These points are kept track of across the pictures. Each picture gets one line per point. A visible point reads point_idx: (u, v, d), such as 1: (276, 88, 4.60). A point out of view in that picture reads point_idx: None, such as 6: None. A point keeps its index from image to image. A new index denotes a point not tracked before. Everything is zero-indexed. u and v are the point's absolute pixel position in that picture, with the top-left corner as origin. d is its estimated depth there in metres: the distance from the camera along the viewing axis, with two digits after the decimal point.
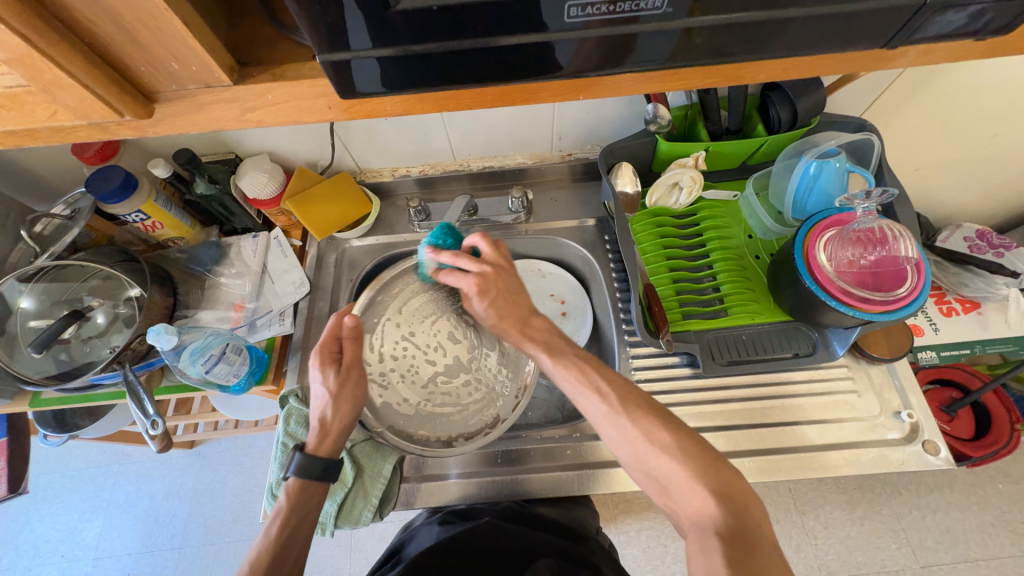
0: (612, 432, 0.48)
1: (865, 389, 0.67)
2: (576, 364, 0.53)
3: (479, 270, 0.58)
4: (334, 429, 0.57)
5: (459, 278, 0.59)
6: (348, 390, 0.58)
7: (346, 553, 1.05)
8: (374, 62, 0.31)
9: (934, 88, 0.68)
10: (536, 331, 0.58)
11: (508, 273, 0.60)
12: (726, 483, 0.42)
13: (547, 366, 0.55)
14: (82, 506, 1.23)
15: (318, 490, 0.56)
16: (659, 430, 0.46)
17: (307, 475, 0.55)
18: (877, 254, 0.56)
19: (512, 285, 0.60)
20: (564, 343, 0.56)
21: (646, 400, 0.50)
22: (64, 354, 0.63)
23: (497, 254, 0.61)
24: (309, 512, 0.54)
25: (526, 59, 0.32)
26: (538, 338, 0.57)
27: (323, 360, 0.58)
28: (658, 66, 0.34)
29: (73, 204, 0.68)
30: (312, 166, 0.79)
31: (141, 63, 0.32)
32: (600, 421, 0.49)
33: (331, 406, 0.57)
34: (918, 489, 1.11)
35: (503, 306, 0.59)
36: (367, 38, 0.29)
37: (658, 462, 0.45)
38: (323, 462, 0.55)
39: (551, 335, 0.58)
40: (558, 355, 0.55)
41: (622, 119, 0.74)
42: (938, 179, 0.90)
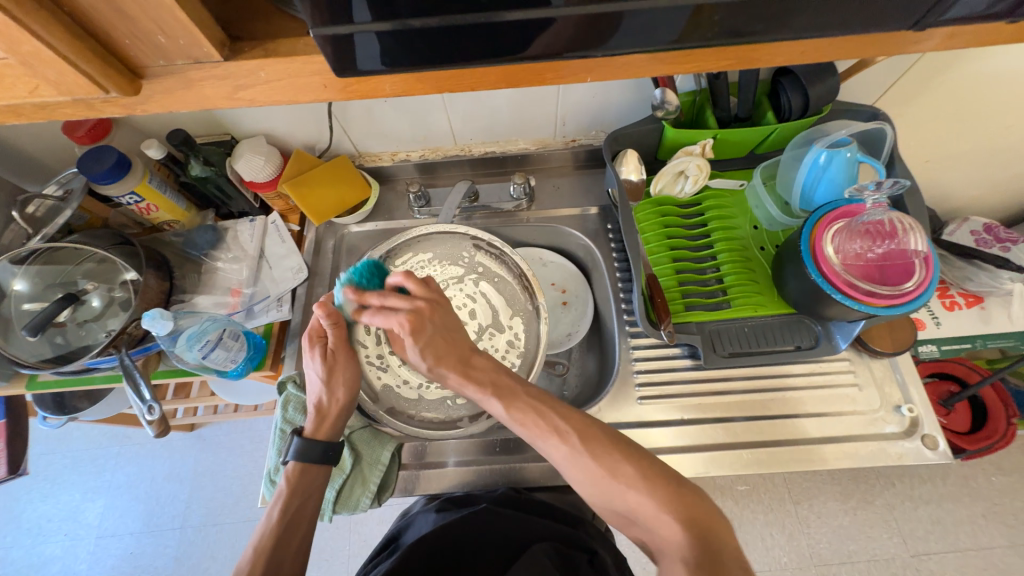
0: (575, 472, 0.47)
1: (866, 383, 0.67)
2: (531, 407, 0.51)
3: (410, 308, 0.55)
4: (332, 413, 0.58)
5: (389, 318, 0.55)
6: (340, 372, 0.58)
7: (345, 535, 1.06)
8: (371, 37, 0.29)
9: (951, 75, 0.66)
10: (478, 375, 0.55)
11: (444, 310, 0.58)
12: (694, 509, 0.43)
13: (500, 413, 0.52)
14: (83, 486, 1.24)
15: (319, 472, 0.56)
16: (624, 464, 0.46)
17: (307, 458, 0.55)
18: (886, 246, 0.55)
19: (448, 323, 0.57)
20: (512, 382, 0.54)
21: (608, 433, 0.49)
22: (60, 338, 0.63)
23: (427, 290, 0.58)
24: (310, 496, 0.54)
25: (532, 35, 0.30)
26: (484, 381, 0.54)
27: (312, 346, 0.58)
28: (670, 45, 0.32)
29: (65, 184, 0.67)
30: (310, 149, 0.78)
31: (125, 36, 0.30)
32: (560, 461, 0.48)
33: (325, 391, 0.57)
34: (912, 480, 1.12)
35: (440, 348, 0.55)
36: (365, 11, 0.28)
37: (625, 496, 0.45)
38: (323, 446, 0.56)
39: (497, 375, 0.55)
40: (510, 399, 0.52)
41: (628, 104, 0.72)
42: (948, 171, 0.89)
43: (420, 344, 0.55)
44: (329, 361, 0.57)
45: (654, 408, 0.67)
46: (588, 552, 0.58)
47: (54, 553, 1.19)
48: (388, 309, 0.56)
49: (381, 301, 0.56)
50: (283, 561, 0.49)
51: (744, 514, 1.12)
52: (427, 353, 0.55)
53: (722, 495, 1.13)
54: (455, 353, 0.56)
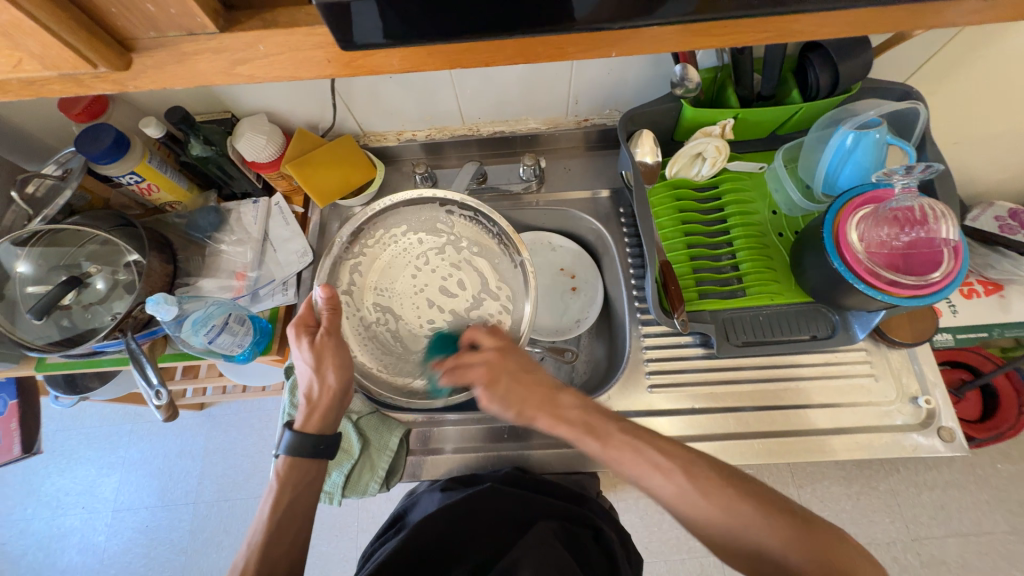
0: (687, 510, 0.45)
1: (883, 374, 0.66)
2: (628, 443, 0.48)
3: (486, 359, 0.55)
4: (321, 406, 0.55)
5: (468, 373, 0.55)
6: (329, 360, 0.54)
7: (354, 512, 1.09)
8: (370, 3, 0.26)
9: (990, 51, 0.62)
10: (565, 412, 0.52)
11: (516, 354, 0.56)
12: (820, 545, 0.42)
13: (595, 451, 0.50)
14: (99, 462, 1.27)
15: (311, 466, 0.55)
16: (740, 503, 0.44)
17: (298, 454, 0.54)
18: (914, 234, 0.53)
19: (523, 365, 0.55)
20: (605, 420, 0.51)
21: (716, 466, 0.47)
22: (67, 321, 0.63)
23: (497, 338, 0.57)
24: (304, 489, 0.54)
25: (548, 7, 0.28)
26: (574, 420, 0.51)
27: (299, 331, 0.55)
28: (698, 16, 0.30)
29: (65, 164, 0.65)
30: (313, 128, 0.75)
31: (111, 4, 0.28)
32: (671, 499, 0.46)
33: (316, 381, 0.54)
34: (918, 467, 1.11)
35: (518, 393, 0.53)
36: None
37: (746, 538, 0.43)
38: (314, 439, 0.54)
39: (586, 412, 0.52)
40: (606, 438, 0.50)
41: (644, 82, 0.68)
42: (977, 154, 0.85)
43: (498, 394, 0.53)
44: (316, 347, 0.54)
45: (665, 397, 0.66)
46: (593, 528, 0.59)
47: (73, 525, 1.23)
48: (463, 368, 0.56)
49: (456, 365, 0.55)
50: (280, 554, 0.51)
51: None
52: (507, 399, 0.53)
53: None
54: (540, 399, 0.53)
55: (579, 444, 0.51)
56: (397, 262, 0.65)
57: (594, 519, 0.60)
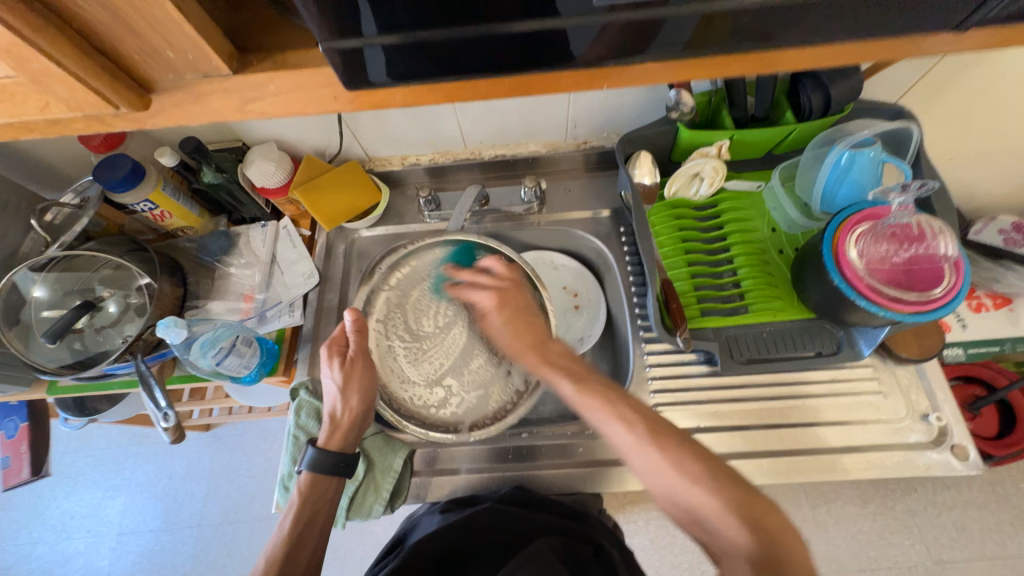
0: (639, 462, 0.46)
1: (891, 391, 0.65)
2: (601, 393, 0.49)
3: (495, 287, 0.61)
4: (346, 423, 0.57)
5: (479, 294, 0.61)
6: (356, 379, 0.57)
7: (358, 535, 1.07)
8: (380, 51, 0.29)
9: (979, 70, 0.63)
10: (553, 356, 0.55)
11: (524, 289, 0.62)
12: (754, 512, 0.40)
13: (568, 394, 0.51)
14: (104, 484, 1.27)
15: (330, 483, 0.56)
16: (688, 459, 0.44)
17: (318, 470, 0.55)
18: (913, 251, 0.53)
19: (530, 304, 0.61)
20: (587, 369, 0.53)
21: (670, 427, 0.47)
22: (79, 344, 0.64)
23: (512, 272, 0.63)
24: (321, 507, 0.54)
25: (543, 45, 0.30)
26: (559, 365, 0.54)
27: (332, 351, 0.58)
28: (685, 53, 0.31)
29: (82, 192, 0.67)
30: (321, 154, 0.78)
31: (134, 51, 0.30)
32: (626, 447, 0.47)
33: (343, 400, 0.56)
34: (935, 486, 1.08)
35: (526, 319, 0.59)
36: (374, 23, 0.27)
37: (689, 494, 0.43)
38: (338, 457, 0.55)
39: (573, 361, 0.55)
40: (583, 382, 0.51)
41: (641, 105, 0.70)
42: (976, 169, 0.85)
43: (506, 317, 0.59)
44: (348, 366, 0.57)
45: (672, 416, 0.65)
46: (594, 545, 0.57)
47: (78, 549, 1.22)
48: (474, 287, 0.62)
49: (471, 278, 0.62)
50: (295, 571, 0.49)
51: None
52: (507, 328, 0.58)
53: None
54: (553, 344, 0.56)
55: (556, 386, 0.53)
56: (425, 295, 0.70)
57: (595, 536, 0.59)
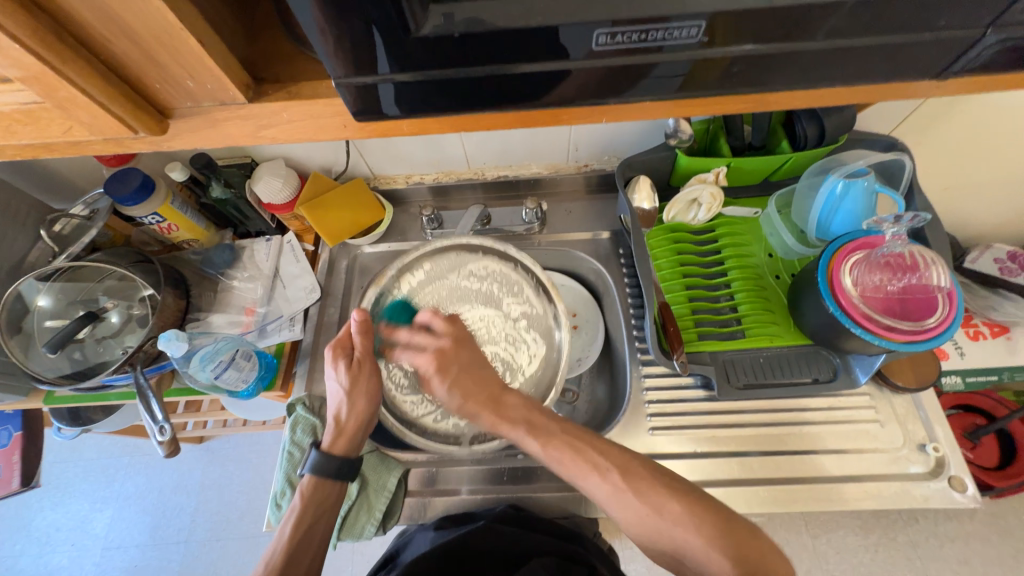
0: (619, 511, 0.46)
1: (888, 420, 0.65)
2: (568, 443, 0.49)
3: (435, 347, 0.57)
4: (349, 427, 0.56)
5: (418, 357, 0.57)
6: (360, 383, 0.56)
7: (349, 555, 1.05)
8: (392, 87, 0.30)
9: (970, 106, 0.65)
10: (510, 412, 0.53)
11: (468, 347, 0.58)
12: (749, 548, 0.41)
13: (534, 450, 0.51)
14: (93, 496, 1.25)
15: (333, 487, 0.55)
16: (670, 502, 0.44)
17: (321, 474, 0.54)
18: (906, 280, 0.55)
19: (473, 360, 0.57)
20: (547, 421, 0.52)
21: (651, 467, 0.48)
22: (79, 353, 0.64)
23: (452, 327, 0.58)
24: (323, 512, 0.54)
25: (547, 84, 0.31)
26: (517, 418, 0.53)
27: (336, 353, 0.56)
28: (685, 92, 0.33)
29: (92, 204, 0.69)
30: (327, 172, 0.79)
31: (155, 80, 0.32)
32: (604, 499, 0.47)
33: (347, 403, 0.55)
34: (937, 517, 1.06)
35: (466, 384, 0.55)
36: (387, 62, 0.29)
37: (672, 535, 0.43)
38: (338, 462, 0.55)
39: (529, 412, 0.53)
40: (547, 438, 0.50)
41: (641, 132, 0.72)
42: (970, 199, 0.87)
43: (448, 381, 0.55)
44: (354, 368, 0.56)
45: (668, 440, 0.65)
46: (585, 565, 0.56)
47: (62, 563, 1.19)
48: (415, 347, 0.58)
49: (410, 339, 0.58)
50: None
51: None
52: (455, 390, 0.55)
53: None
54: (498, 409, 0.54)
55: (520, 442, 0.52)
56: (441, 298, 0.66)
57: (587, 556, 0.58)
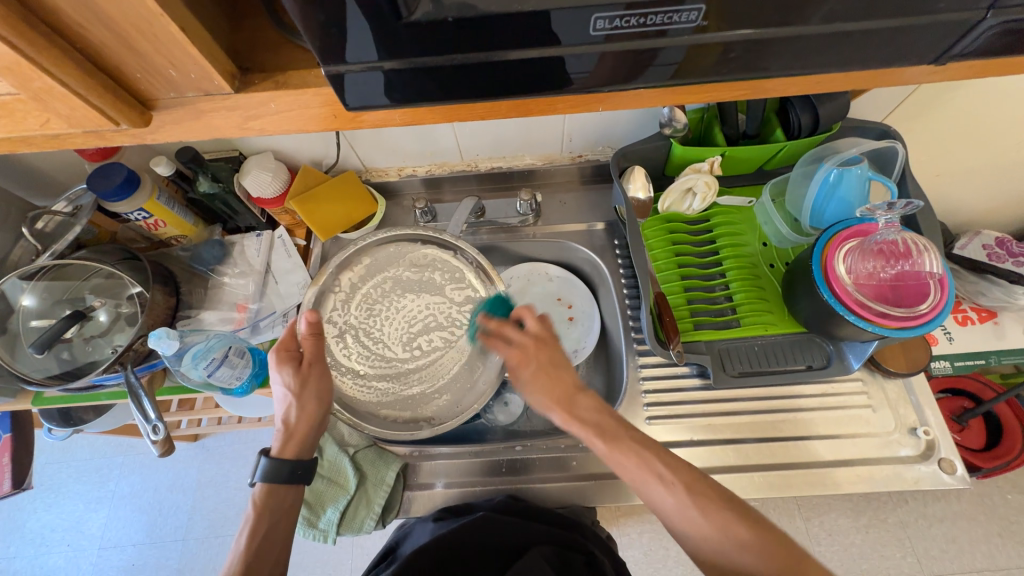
0: (692, 532, 0.47)
1: (880, 404, 0.66)
2: (635, 451, 0.50)
3: (521, 341, 0.55)
4: (296, 431, 0.54)
5: (503, 348, 0.55)
6: (307, 386, 0.55)
7: (349, 549, 1.06)
8: (383, 75, 0.30)
9: (962, 93, 0.65)
10: (582, 413, 0.52)
11: (554, 347, 0.55)
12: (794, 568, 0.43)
13: (601, 452, 0.51)
14: (87, 496, 1.24)
15: (287, 492, 0.54)
16: (736, 525, 0.46)
17: (273, 481, 0.53)
18: (899, 267, 0.55)
19: (560, 360, 0.55)
20: (618, 424, 0.52)
21: (716, 489, 0.48)
22: (67, 353, 0.63)
23: (542, 327, 0.56)
24: (279, 517, 0.53)
25: (541, 72, 0.31)
26: (589, 420, 0.52)
27: (282, 358, 0.55)
28: (684, 78, 0.32)
29: (75, 201, 0.66)
30: (317, 165, 0.78)
31: (136, 70, 0.31)
32: (682, 521, 0.47)
33: (296, 406, 0.54)
34: (926, 498, 1.09)
35: (545, 381, 0.53)
36: (376, 50, 0.28)
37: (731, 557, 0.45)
38: (291, 466, 0.53)
39: (601, 415, 0.52)
40: (614, 442, 0.51)
41: (635, 121, 0.71)
42: (960, 186, 0.88)
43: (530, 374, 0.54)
44: (300, 372, 0.55)
45: (665, 428, 0.66)
46: (585, 554, 0.60)
47: (58, 564, 1.19)
48: (504, 339, 0.56)
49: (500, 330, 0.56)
50: None
51: None
52: (532, 388, 0.54)
53: None
54: (578, 411, 0.52)
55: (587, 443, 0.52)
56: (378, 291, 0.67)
57: (587, 545, 0.61)
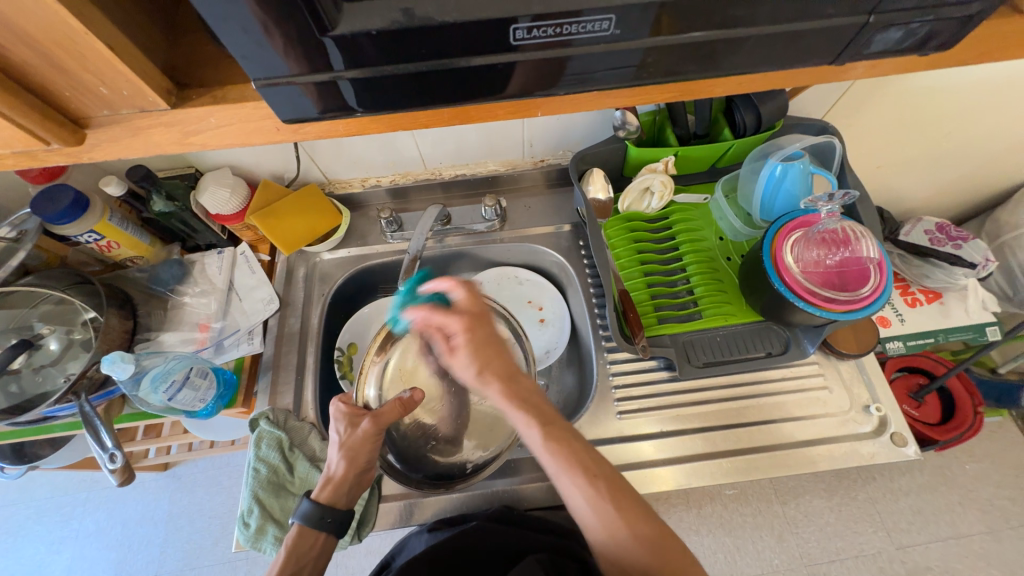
0: (592, 519, 0.46)
1: (836, 385, 0.69)
2: (564, 437, 0.48)
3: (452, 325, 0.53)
4: (344, 479, 0.54)
5: (444, 317, 0.54)
6: (364, 457, 0.55)
7: (331, 569, 1.03)
8: (347, 84, 0.30)
9: (890, 90, 0.70)
10: (522, 393, 0.51)
11: (480, 332, 0.53)
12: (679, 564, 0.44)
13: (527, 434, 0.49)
14: (47, 538, 1.17)
15: (318, 539, 0.53)
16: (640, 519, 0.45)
17: (308, 523, 0.52)
18: (841, 254, 0.58)
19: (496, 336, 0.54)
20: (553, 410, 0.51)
21: (627, 490, 0.47)
22: (15, 386, 0.60)
23: (473, 308, 0.54)
24: (306, 563, 0.51)
25: (476, 82, 0.32)
26: (528, 403, 0.50)
27: (351, 414, 0.57)
28: (616, 85, 0.34)
29: (19, 226, 0.61)
30: (279, 178, 0.77)
31: (65, 88, 0.30)
32: (579, 504, 0.47)
33: (345, 462, 0.54)
34: (892, 473, 1.14)
35: (488, 355, 0.52)
36: (340, 60, 0.29)
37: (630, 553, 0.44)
38: (333, 514, 0.53)
39: (539, 400, 0.51)
40: (548, 421, 0.49)
41: (591, 126, 0.74)
42: (900, 176, 0.93)
43: (471, 349, 0.52)
44: (359, 436, 0.55)
45: (635, 422, 0.67)
46: (579, 561, 0.56)
47: None
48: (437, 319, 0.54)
49: (432, 313, 0.54)
50: None
51: (733, 518, 1.12)
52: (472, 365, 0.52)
53: (711, 500, 1.14)
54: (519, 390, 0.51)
55: (516, 419, 0.50)
56: (411, 443, 0.66)
57: (581, 551, 0.58)
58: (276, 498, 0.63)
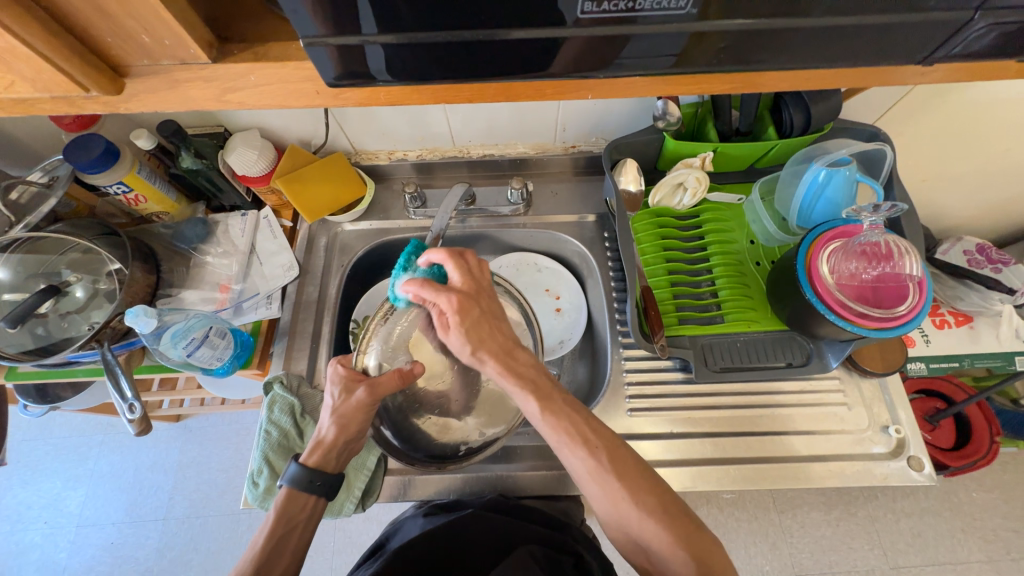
0: (595, 487, 0.46)
1: (855, 403, 0.67)
2: (567, 411, 0.47)
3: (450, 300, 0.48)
4: (334, 444, 0.54)
5: (436, 295, 0.48)
6: (354, 426, 0.55)
7: (330, 531, 1.06)
8: (396, 49, 0.29)
9: (951, 100, 0.66)
10: (519, 367, 0.48)
11: (480, 301, 0.49)
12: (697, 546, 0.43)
13: (532, 412, 0.47)
14: (65, 474, 1.23)
15: (307, 501, 0.54)
16: (645, 492, 0.45)
17: (296, 486, 0.53)
18: (880, 269, 0.55)
19: (496, 309, 0.50)
20: (553, 384, 0.48)
21: (637, 465, 0.46)
22: (42, 329, 0.61)
23: (468, 281, 0.50)
24: (297, 524, 0.53)
25: (530, 56, 0.30)
26: (526, 378, 0.47)
27: (346, 379, 0.56)
28: (673, 70, 0.32)
29: (51, 172, 0.62)
30: (306, 144, 0.76)
31: (108, 34, 0.30)
32: (583, 475, 0.46)
33: (336, 427, 0.54)
34: (895, 494, 1.12)
35: (485, 332, 0.48)
36: (378, 23, 0.27)
37: (642, 525, 0.44)
38: (321, 478, 0.54)
39: (539, 373, 0.48)
40: (549, 402, 0.47)
41: (629, 113, 0.71)
42: (946, 192, 0.89)
43: (465, 327, 0.47)
44: (352, 406, 0.54)
45: (645, 420, 0.67)
46: (573, 556, 0.57)
47: (34, 540, 1.17)
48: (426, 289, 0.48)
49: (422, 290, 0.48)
50: None
51: (728, 522, 1.12)
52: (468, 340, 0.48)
53: (707, 503, 1.14)
54: (519, 368, 0.48)
55: (517, 398, 0.48)
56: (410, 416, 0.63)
57: (574, 544, 0.58)
58: (285, 460, 0.64)
